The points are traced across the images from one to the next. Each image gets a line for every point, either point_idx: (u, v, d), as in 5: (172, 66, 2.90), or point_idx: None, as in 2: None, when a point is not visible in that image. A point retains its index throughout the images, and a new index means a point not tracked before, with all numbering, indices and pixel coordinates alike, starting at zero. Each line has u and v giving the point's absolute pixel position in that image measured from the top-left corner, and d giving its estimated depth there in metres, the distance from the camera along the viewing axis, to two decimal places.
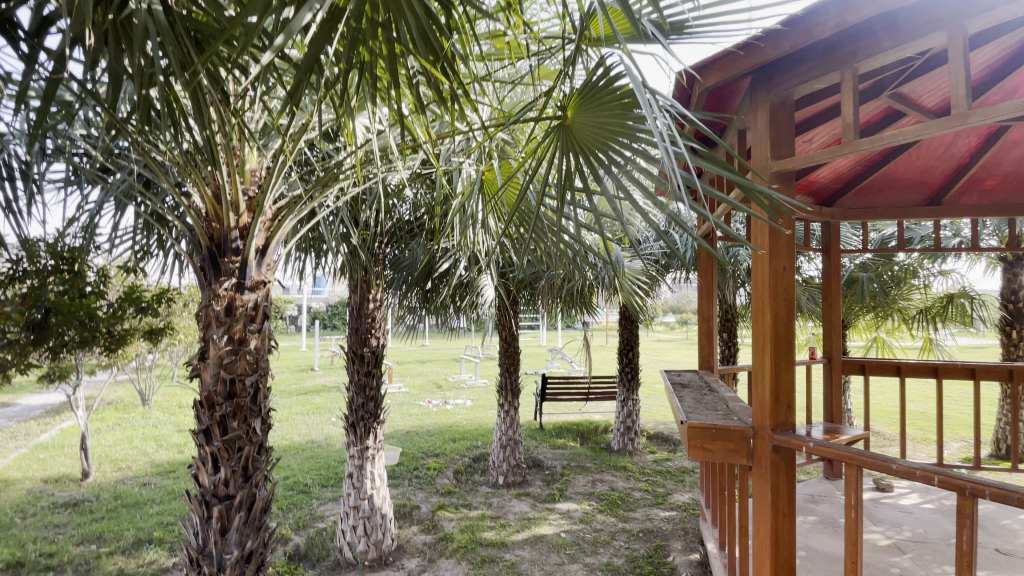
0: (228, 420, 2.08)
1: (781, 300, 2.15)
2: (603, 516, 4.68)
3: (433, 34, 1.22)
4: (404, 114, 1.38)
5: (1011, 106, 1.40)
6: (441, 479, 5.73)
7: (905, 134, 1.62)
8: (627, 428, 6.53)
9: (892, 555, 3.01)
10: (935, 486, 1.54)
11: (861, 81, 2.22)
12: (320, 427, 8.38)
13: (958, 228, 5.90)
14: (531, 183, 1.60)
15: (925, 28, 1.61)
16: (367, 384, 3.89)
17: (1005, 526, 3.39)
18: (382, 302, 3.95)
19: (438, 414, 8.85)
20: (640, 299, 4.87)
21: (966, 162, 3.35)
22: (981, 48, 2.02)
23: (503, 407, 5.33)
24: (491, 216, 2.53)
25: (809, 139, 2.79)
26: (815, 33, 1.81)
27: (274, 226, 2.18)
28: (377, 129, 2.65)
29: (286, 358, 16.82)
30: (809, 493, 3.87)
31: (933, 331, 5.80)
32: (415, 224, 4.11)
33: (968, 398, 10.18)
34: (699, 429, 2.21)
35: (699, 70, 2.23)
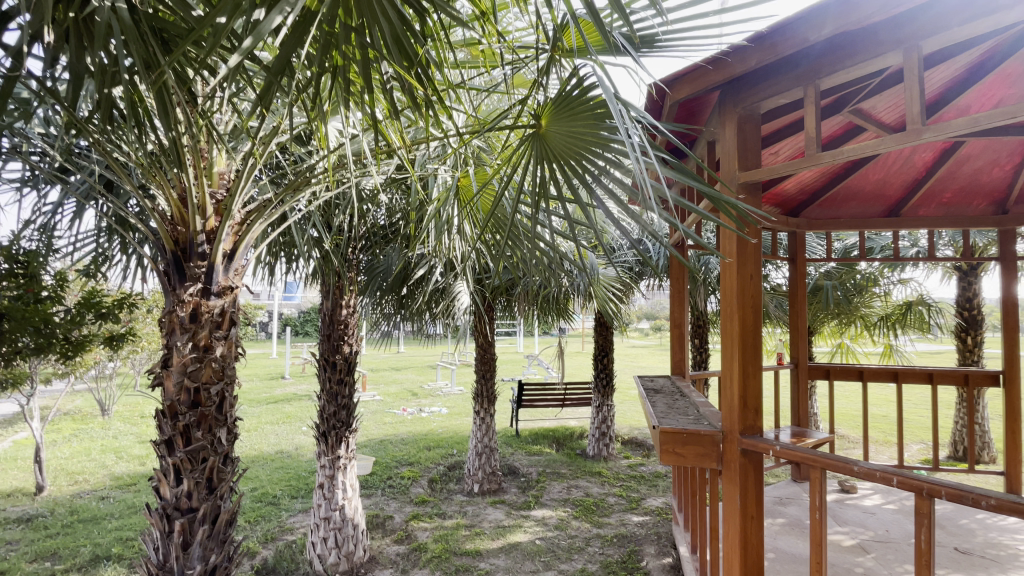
0: (192, 430, 2.01)
1: (748, 307, 2.21)
2: (578, 522, 4.69)
3: (407, 40, 1.23)
4: (378, 120, 1.37)
5: (962, 123, 1.48)
6: (416, 488, 5.65)
7: (865, 148, 1.69)
8: (601, 433, 6.57)
9: (856, 555, 3.10)
10: (894, 487, 1.60)
11: (823, 97, 2.31)
12: (290, 437, 8.17)
13: (916, 238, 6.18)
14: (506, 191, 1.62)
15: (882, 48, 1.69)
16: (339, 392, 3.82)
17: (962, 525, 3.53)
18: (356, 309, 3.89)
19: (412, 422, 8.74)
20: (614, 306, 4.93)
21: (922, 175, 3.51)
22: (935, 67, 2.13)
23: (479, 414, 5.31)
24: (466, 222, 2.52)
25: (775, 152, 2.89)
26: (780, 49, 1.88)
27: (243, 231, 2.14)
28: (351, 133, 2.63)
29: (255, 366, 16.36)
30: (777, 496, 3.96)
31: (893, 337, 6.04)
32: (390, 229, 4.08)
33: (926, 402, 10.61)
34: (671, 434, 2.25)
35: (670, 82, 2.29)
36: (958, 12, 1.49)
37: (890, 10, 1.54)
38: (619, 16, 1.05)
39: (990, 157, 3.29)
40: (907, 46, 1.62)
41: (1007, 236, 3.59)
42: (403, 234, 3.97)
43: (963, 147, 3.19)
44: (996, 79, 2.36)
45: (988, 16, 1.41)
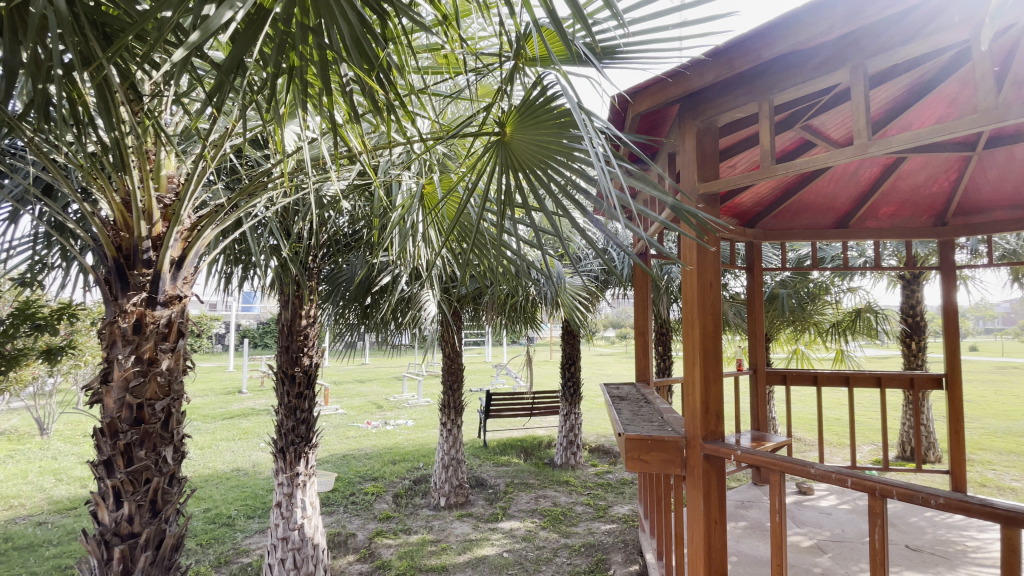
0: (134, 449, 1.88)
1: (709, 316, 2.26)
2: (546, 532, 4.66)
3: (367, 44, 1.19)
4: (337, 124, 1.32)
5: (904, 138, 1.56)
6: (380, 504, 5.49)
7: (816, 161, 1.76)
8: (569, 442, 6.57)
9: (815, 555, 3.19)
10: (849, 488, 1.65)
11: (777, 112, 2.41)
12: (247, 454, 7.81)
13: (863, 249, 6.53)
14: (470, 199, 1.59)
15: (831, 65, 1.78)
16: (299, 406, 3.68)
17: (912, 523, 3.70)
18: (316, 319, 3.76)
19: (377, 435, 8.53)
20: (581, 314, 4.96)
21: (868, 189, 3.70)
22: (879, 87, 2.26)
23: (446, 425, 5.22)
24: (431, 229, 2.48)
25: (733, 165, 2.98)
26: (737, 65, 1.94)
27: (193, 237, 2.03)
28: (309, 136, 2.57)
29: (210, 380, 15.61)
30: (739, 500, 4.05)
31: (845, 343, 6.31)
32: (353, 237, 3.98)
33: (874, 405, 11.16)
34: (635, 440, 2.27)
35: (632, 94, 2.34)
36: (900, 34, 1.59)
37: (838, 30, 1.62)
38: (582, 25, 1.04)
39: (930, 171, 3.50)
40: (853, 64, 1.71)
41: (947, 247, 3.82)
42: (366, 242, 3.88)
43: (905, 162, 3.40)
44: (934, 99, 2.52)
45: (931, 36, 1.51)
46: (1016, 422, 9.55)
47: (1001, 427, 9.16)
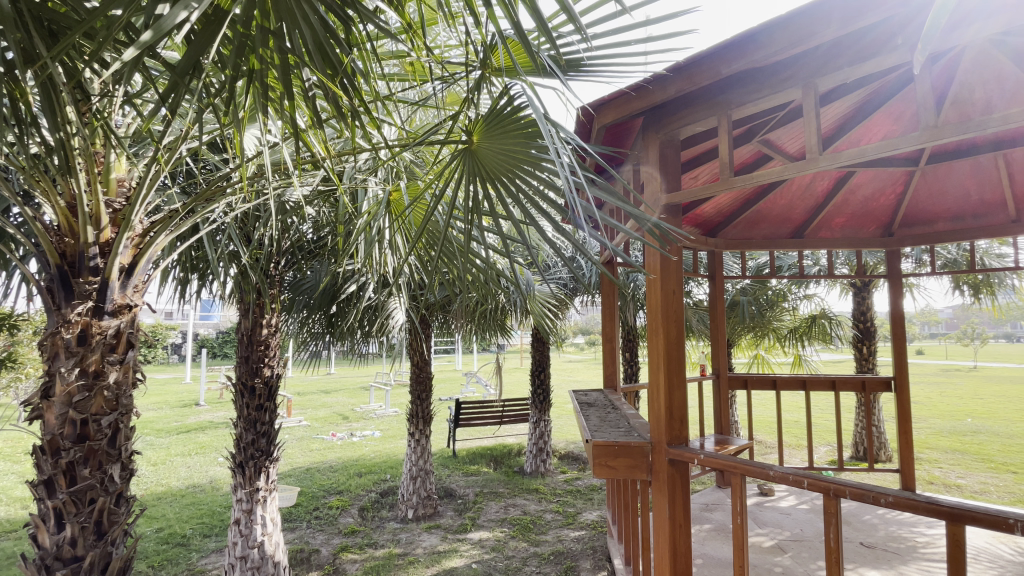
0: (78, 468, 1.77)
1: (672, 324, 2.32)
2: (515, 542, 4.63)
3: (331, 48, 1.18)
4: (299, 128, 1.29)
5: (851, 154, 1.65)
6: (345, 518, 5.34)
7: (772, 175, 1.83)
8: (538, 450, 6.56)
9: (775, 555, 3.28)
10: (805, 489, 1.71)
11: (735, 127, 2.51)
12: (204, 469, 7.48)
13: (817, 258, 6.85)
14: (438, 206, 1.57)
15: (784, 84, 1.87)
16: (259, 419, 3.55)
17: (866, 521, 3.86)
18: (277, 328, 3.65)
19: (343, 447, 8.31)
20: (550, 321, 4.99)
21: (821, 201, 3.88)
22: (829, 104, 2.38)
23: (413, 436, 5.14)
24: (399, 237, 2.45)
25: (695, 177, 3.07)
26: (697, 80, 2.01)
27: (145, 243, 1.94)
28: (270, 140, 2.50)
29: (165, 392, 14.90)
30: (704, 503, 4.14)
31: (802, 348, 6.57)
32: (318, 244, 3.89)
33: (830, 408, 11.65)
34: (602, 446, 2.30)
35: (597, 106, 2.38)
36: (847, 56, 1.69)
37: (792, 50, 1.71)
38: (546, 38, 1.06)
39: (878, 184, 3.71)
40: (805, 83, 1.80)
41: (893, 256, 4.04)
42: (331, 249, 3.81)
43: (855, 176, 3.58)
44: (880, 116, 2.67)
45: (874, 59, 1.61)
46: (958, 422, 10.15)
47: (944, 427, 9.70)
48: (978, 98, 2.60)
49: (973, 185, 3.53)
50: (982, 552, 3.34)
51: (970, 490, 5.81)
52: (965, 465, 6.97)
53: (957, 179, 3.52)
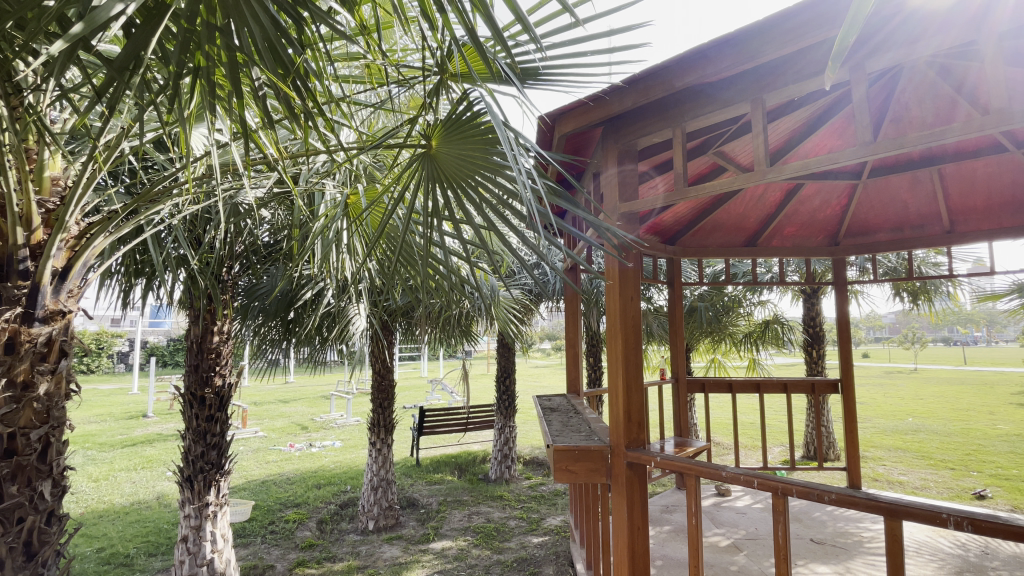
0: (3, 486, 1.65)
1: (631, 330, 2.37)
2: (478, 550, 4.58)
3: (281, 48, 1.15)
4: (248, 129, 1.25)
5: (794, 168, 1.74)
6: (302, 532, 5.17)
7: (723, 185, 1.91)
8: (503, 456, 6.54)
9: (731, 554, 3.37)
10: (756, 488, 1.76)
11: (691, 139, 2.59)
12: (151, 484, 7.08)
13: (769, 266, 7.14)
14: (396, 209, 1.55)
15: (734, 98, 1.95)
16: (209, 430, 3.40)
17: (817, 518, 4.03)
18: (230, 335, 3.51)
19: (301, 459, 8.05)
20: (515, 327, 5.00)
21: (773, 211, 4.04)
22: (778, 119, 2.50)
23: (375, 445, 5.03)
24: (357, 240, 2.40)
25: (653, 186, 3.15)
26: (652, 93, 2.07)
27: (81, 246, 1.83)
28: (219, 139, 2.42)
29: (108, 403, 14.06)
30: (664, 505, 4.22)
31: (756, 353, 6.82)
32: (274, 248, 3.77)
33: (782, 410, 12.14)
34: (563, 451, 2.33)
35: (557, 115, 2.42)
36: (792, 73, 1.78)
37: (739, 66, 1.79)
38: (501, 46, 1.06)
39: (825, 196, 3.90)
40: (753, 98, 1.88)
41: (839, 264, 4.25)
42: (287, 253, 3.70)
43: (803, 188, 3.77)
44: (824, 131, 2.82)
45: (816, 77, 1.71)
46: (899, 421, 10.75)
47: (888, 426, 10.24)
48: (913, 116, 2.78)
49: (909, 197, 3.77)
50: (923, 546, 3.53)
51: (911, 486, 6.14)
52: (906, 462, 7.37)
53: (895, 191, 3.75)
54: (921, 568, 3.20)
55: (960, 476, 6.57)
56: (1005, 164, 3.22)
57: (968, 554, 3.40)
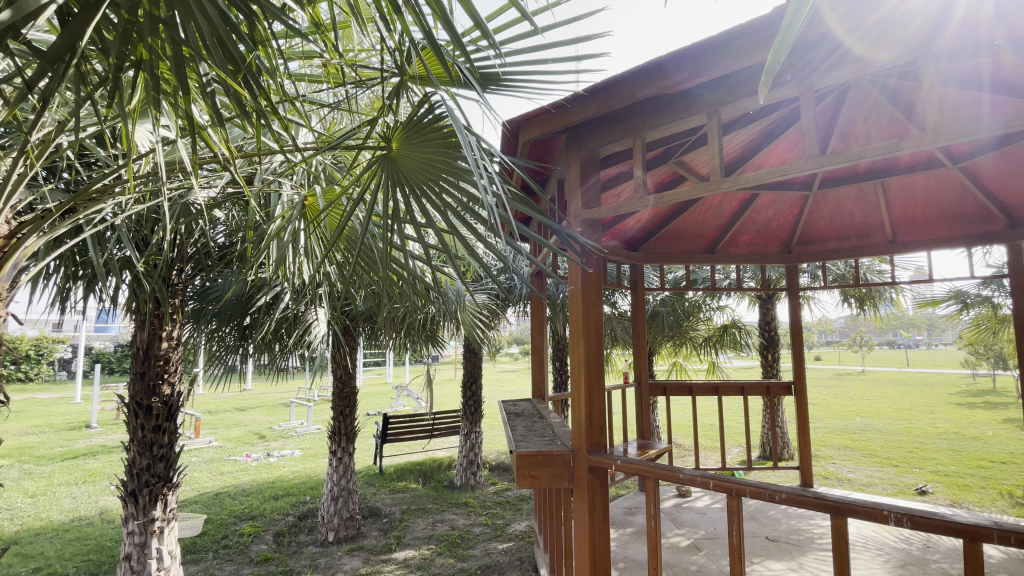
0: None
1: (592, 334, 2.40)
2: (441, 558, 4.52)
3: (230, 43, 1.11)
4: (194, 126, 1.20)
5: (747, 178, 1.81)
6: (257, 546, 4.98)
7: (680, 194, 1.96)
8: (469, 462, 6.50)
9: (691, 554, 3.44)
10: (711, 490, 1.80)
11: (652, 149, 2.66)
12: (93, 499, 6.67)
13: (727, 272, 7.41)
14: (355, 212, 1.50)
15: (692, 110, 2.02)
16: (156, 441, 3.25)
17: (772, 516, 4.17)
18: (180, 341, 3.35)
19: (258, 469, 7.76)
20: (481, 331, 4.98)
21: (730, 220, 4.18)
22: (734, 132, 2.59)
23: (336, 454, 4.89)
24: (314, 242, 2.33)
25: (616, 194, 3.20)
26: (613, 102, 2.11)
27: (10, 245, 1.69)
28: (165, 134, 2.30)
29: (48, 414, 13.20)
30: (627, 507, 4.28)
31: (715, 356, 7.03)
32: (228, 249, 3.63)
33: (740, 412, 12.55)
34: (526, 456, 2.33)
35: (520, 122, 2.44)
36: (746, 88, 1.85)
37: (696, 79, 1.85)
38: (460, 51, 1.04)
39: (779, 206, 4.06)
40: (710, 110, 1.94)
41: (791, 271, 4.45)
42: (242, 255, 3.57)
43: (759, 198, 3.92)
44: (776, 145, 2.96)
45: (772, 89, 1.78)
46: (848, 421, 11.28)
47: (838, 426, 10.72)
48: (859, 131, 2.92)
49: (856, 209, 3.98)
50: (871, 541, 3.71)
51: (859, 483, 6.44)
52: (854, 460, 7.73)
53: (843, 203, 3.96)
54: (867, 562, 3.35)
55: (903, 473, 6.93)
56: (942, 178, 3.44)
57: (912, 547, 3.59)
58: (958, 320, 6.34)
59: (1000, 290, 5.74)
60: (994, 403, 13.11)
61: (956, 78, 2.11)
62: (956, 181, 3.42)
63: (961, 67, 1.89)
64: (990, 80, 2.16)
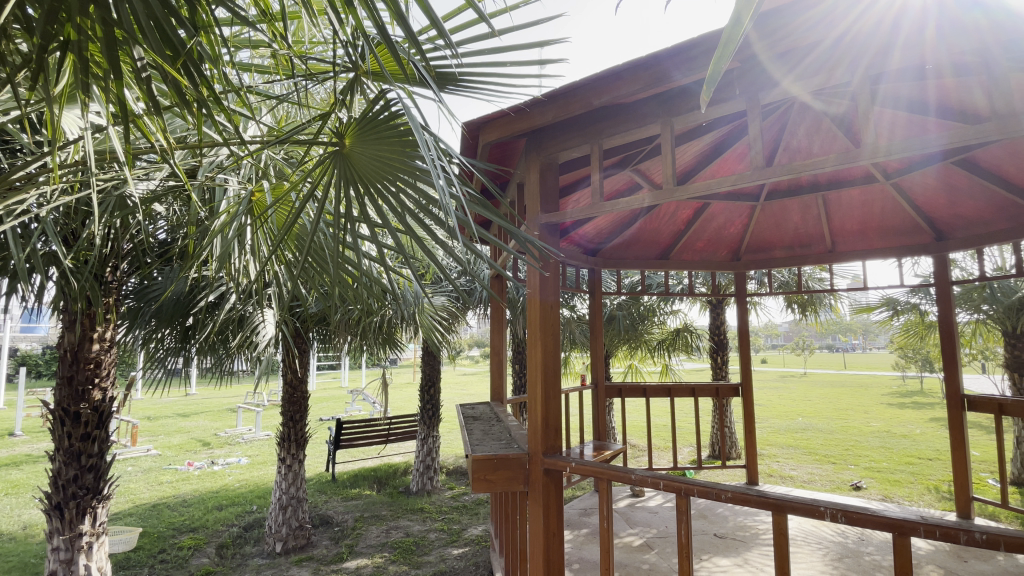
0: None
1: (549, 337, 2.42)
2: (395, 566, 4.43)
3: (170, 29, 1.05)
4: (128, 115, 1.12)
5: (699, 187, 1.87)
6: (198, 559, 4.72)
7: (636, 202, 2.01)
8: (425, 467, 6.40)
9: (643, 553, 3.52)
10: (661, 490, 1.84)
11: (610, 157, 2.71)
12: (13, 514, 6.14)
13: (680, 278, 7.66)
14: (304, 208, 1.44)
15: (647, 119, 2.07)
16: (84, 451, 3.03)
17: (720, 514, 4.33)
18: (114, 344, 3.12)
19: (201, 478, 7.37)
20: (440, 334, 4.91)
21: (684, 227, 4.31)
22: (689, 143, 2.68)
23: (285, 461, 4.71)
24: (261, 239, 2.23)
25: (574, 199, 3.24)
26: (571, 109, 2.13)
27: None
28: (97, 120, 2.15)
29: None
30: (582, 508, 4.34)
31: (668, 359, 7.24)
32: (170, 246, 3.43)
33: (691, 412, 12.98)
34: (482, 460, 2.31)
35: (480, 125, 2.43)
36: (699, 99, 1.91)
37: (651, 88, 1.90)
38: (415, 49, 1.00)
39: (729, 214, 4.22)
40: (664, 120, 2.01)
41: (740, 278, 4.65)
42: (185, 253, 3.39)
43: (710, 207, 4.08)
44: (728, 156, 3.08)
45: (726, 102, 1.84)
46: (791, 421, 11.85)
47: (781, 426, 11.27)
48: (802, 146, 3.07)
49: (800, 220, 4.20)
50: (810, 535, 3.91)
51: (800, 480, 6.78)
52: (796, 458, 8.14)
53: (788, 214, 4.16)
54: (808, 556, 3.52)
55: (840, 470, 7.35)
56: (877, 193, 3.69)
57: (847, 541, 3.81)
58: (890, 325, 6.77)
59: (927, 297, 6.23)
60: (920, 403, 14.15)
61: (884, 99, 2.28)
62: (888, 196, 3.67)
63: (887, 90, 2.05)
64: (912, 100, 2.35)
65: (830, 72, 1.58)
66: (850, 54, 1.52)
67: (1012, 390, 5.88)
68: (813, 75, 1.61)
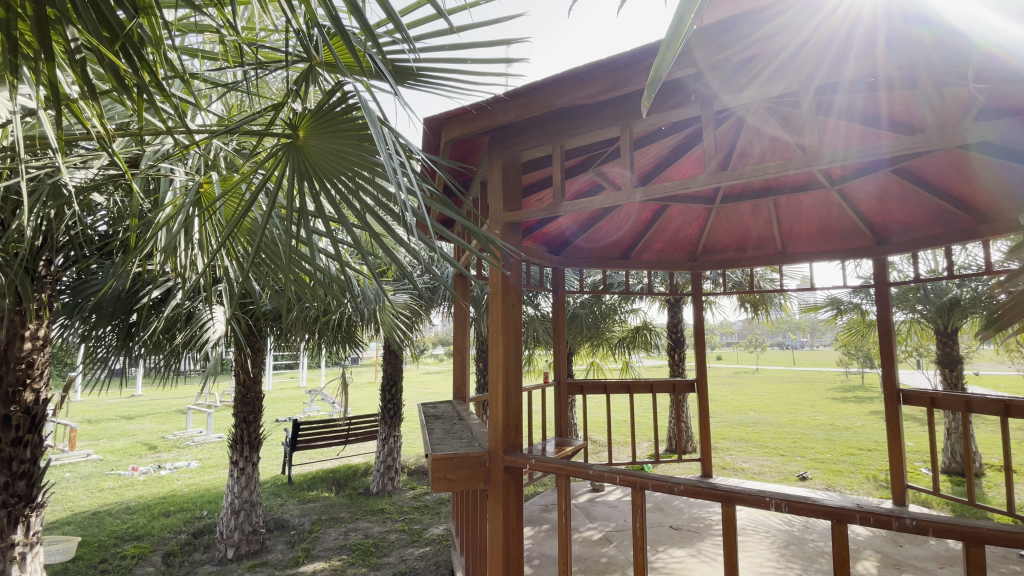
0: None
1: (510, 336, 2.43)
2: (353, 568, 4.34)
3: (108, 11, 0.99)
4: (60, 99, 1.04)
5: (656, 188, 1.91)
6: (142, 569, 4.49)
7: (595, 202, 2.03)
8: (386, 467, 6.30)
9: (602, 546, 3.59)
10: (618, 484, 1.89)
11: (572, 157, 2.75)
12: None
13: (640, 277, 7.84)
14: (255, 203, 1.38)
15: (608, 120, 2.11)
16: (15, 456, 2.83)
17: (675, 506, 4.47)
18: (48, 343, 2.93)
19: (147, 483, 7.01)
20: (402, 333, 4.85)
21: (644, 228, 4.41)
22: (649, 146, 2.74)
23: (237, 464, 4.54)
24: (210, 232, 2.13)
25: (538, 197, 3.26)
26: (533, 108, 2.14)
27: None
28: (25, 102, 2.00)
29: None
30: (543, 505, 4.38)
31: (628, 357, 7.40)
32: (110, 239, 3.25)
33: (650, 409, 13.33)
34: (442, 459, 2.29)
35: (442, 121, 2.41)
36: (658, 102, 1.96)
37: (611, 91, 1.92)
38: (372, 42, 0.99)
39: (686, 217, 4.35)
40: (623, 124, 2.05)
41: (696, 278, 4.80)
42: (127, 246, 3.21)
43: (668, 209, 4.18)
44: (686, 160, 3.17)
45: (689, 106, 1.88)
46: (743, 415, 12.35)
47: (734, 420, 11.73)
48: (753, 150, 3.20)
49: (753, 224, 4.38)
50: (759, 525, 4.09)
51: (751, 472, 7.07)
52: (747, 451, 8.48)
53: (742, 217, 4.32)
54: (757, 544, 3.69)
55: (788, 461, 7.72)
56: (824, 199, 3.89)
57: (793, 528, 4.01)
58: (834, 324, 7.14)
59: (867, 298, 6.62)
60: (861, 397, 15.02)
61: (836, 109, 2.40)
62: (834, 202, 3.87)
63: (841, 100, 2.15)
64: (859, 111, 2.48)
65: (790, 81, 1.64)
66: (809, 64, 1.58)
67: (942, 385, 6.32)
68: (774, 83, 1.66)
